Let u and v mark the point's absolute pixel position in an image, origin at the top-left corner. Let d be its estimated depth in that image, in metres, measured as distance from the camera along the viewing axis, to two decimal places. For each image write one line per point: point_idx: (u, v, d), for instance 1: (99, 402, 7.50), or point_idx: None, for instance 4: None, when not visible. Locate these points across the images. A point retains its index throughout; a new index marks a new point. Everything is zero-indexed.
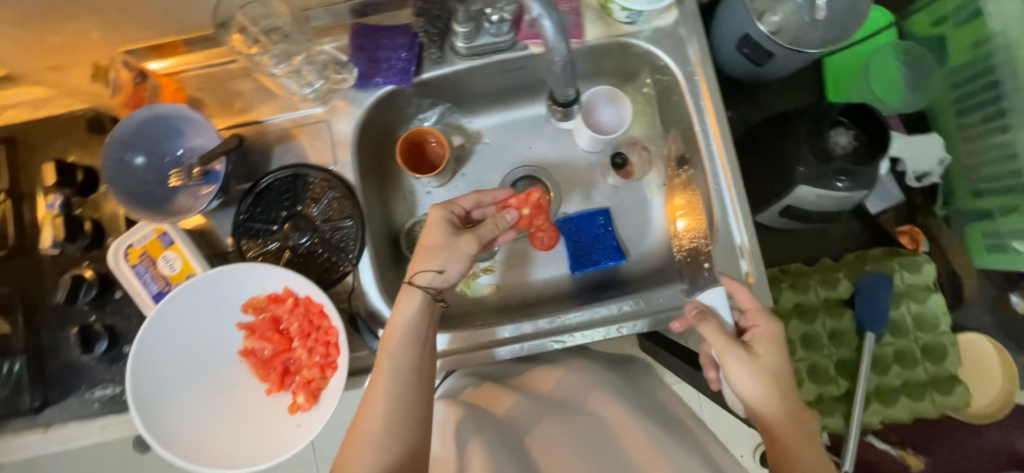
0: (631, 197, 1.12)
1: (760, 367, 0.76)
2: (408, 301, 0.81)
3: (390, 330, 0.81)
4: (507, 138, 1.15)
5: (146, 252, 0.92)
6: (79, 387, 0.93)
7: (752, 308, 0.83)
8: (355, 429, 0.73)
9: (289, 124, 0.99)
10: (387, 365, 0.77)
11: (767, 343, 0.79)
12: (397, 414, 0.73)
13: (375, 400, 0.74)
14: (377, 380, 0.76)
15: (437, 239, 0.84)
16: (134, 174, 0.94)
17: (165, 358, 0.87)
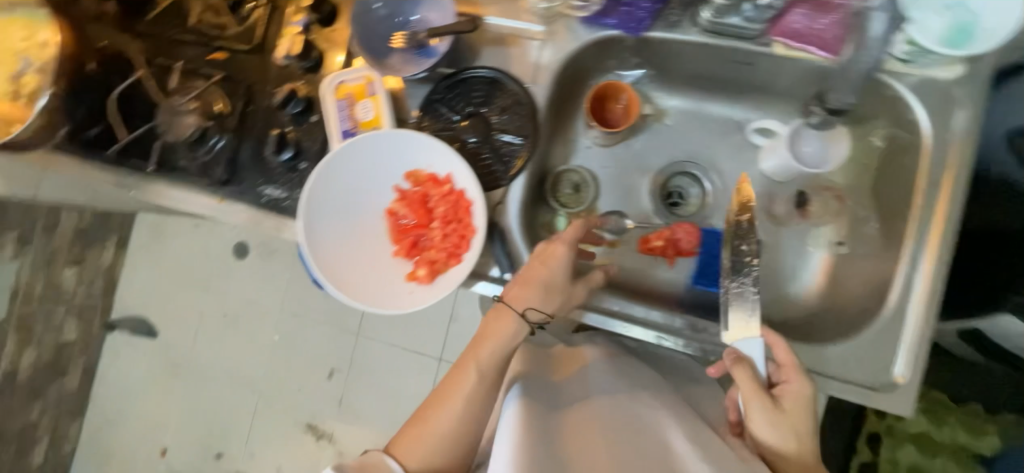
0: (793, 241, 0.76)
1: (788, 422, 0.56)
2: (504, 320, 0.63)
3: (480, 344, 0.63)
4: (650, 154, 0.83)
5: (354, 90, 0.70)
6: (185, 159, 0.76)
7: (787, 363, 0.59)
8: (415, 424, 0.62)
9: (377, 106, 0.70)
10: (472, 375, 0.62)
11: (799, 403, 0.57)
12: (466, 425, 0.61)
13: (448, 406, 0.62)
14: (451, 387, 0.62)
15: (540, 279, 0.63)
16: (271, 159, 0.75)
17: (339, 181, 0.66)
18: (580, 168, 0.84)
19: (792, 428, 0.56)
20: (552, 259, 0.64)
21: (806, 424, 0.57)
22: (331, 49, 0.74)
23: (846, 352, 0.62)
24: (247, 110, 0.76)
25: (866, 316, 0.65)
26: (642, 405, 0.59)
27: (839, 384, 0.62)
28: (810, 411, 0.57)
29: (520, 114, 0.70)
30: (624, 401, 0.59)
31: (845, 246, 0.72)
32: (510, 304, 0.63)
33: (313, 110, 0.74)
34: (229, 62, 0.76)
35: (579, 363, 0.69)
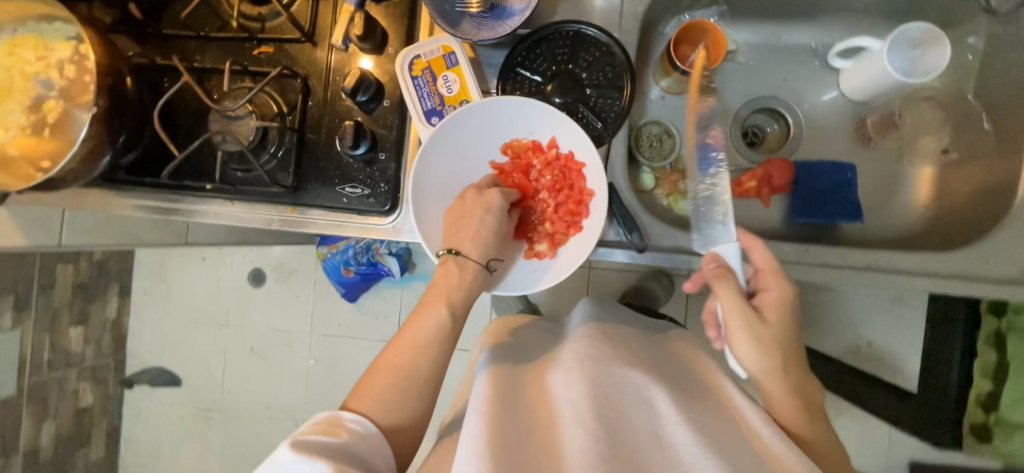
0: (887, 160, 0.78)
1: (769, 343, 0.57)
2: (461, 268, 0.59)
3: (433, 285, 0.58)
4: (725, 100, 0.81)
5: (430, 66, 0.65)
6: (233, 174, 0.69)
7: (771, 275, 0.60)
8: (378, 367, 0.55)
9: (457, 81, 0.66)
10: (431, 319, 0.56)
11: (781, 314, 0.58)
12: (432, 378, 0.56)
13: (412, 350, 0.55)
14: (413, 329, 0.56)
15: (493, 228, 0.61)
16: (334, 158, 0.69)
17: (441, 166, 0.64)
18: (659, 121, 0.80)
19: (774, 347, 0.57)
20: (489, 209, 0.61)
21: (786, 342, 0.57)
22: (393, 26, 0.69)
23: (993, 250, 0.64)
24: (307, 105, 0.70)
25: (993, 222, 0.66)
26: (614, 366, 0.55)
27: (985, 282, 0.64)
28: (792, 321, 0.58)
29: (610, 66, 0.65)
30: (599, 357, 0.56)
31: (955, 152, 0.74)
32: (459, 255, 0.59)
33: (383, 96, 0.68)
34: (280, 55, 0.70)
35: (512, 332, 0.70)
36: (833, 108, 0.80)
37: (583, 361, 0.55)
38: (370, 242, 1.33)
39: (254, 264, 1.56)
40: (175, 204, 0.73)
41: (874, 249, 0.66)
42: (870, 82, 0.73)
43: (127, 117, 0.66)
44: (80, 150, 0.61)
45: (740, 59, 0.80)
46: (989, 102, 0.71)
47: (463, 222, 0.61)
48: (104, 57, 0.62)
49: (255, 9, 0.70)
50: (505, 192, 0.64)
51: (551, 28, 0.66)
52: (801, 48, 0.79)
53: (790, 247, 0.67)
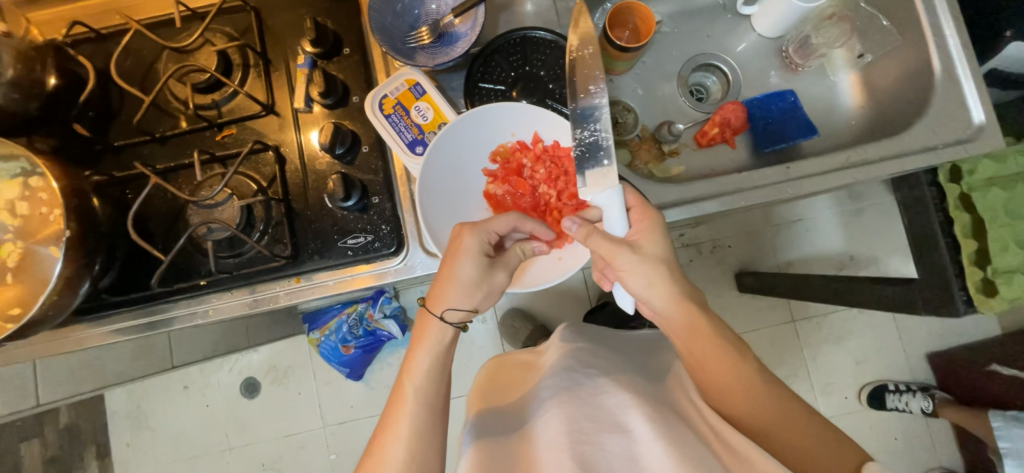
0: (810, 85, 0.89)
1: (651, 260, 0.60)
2: (433, 329, 0.61)
3: (410, 361, 0.60)
4: (662, 71, 0.89)
5: (398, 101, 0.68)
6: (228, 262, 0.68)
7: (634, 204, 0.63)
8: (368, 460, 0.56)
9: (432, 113, 0.70)
10: (412, 398, 0.58)
11: (654, 239, 0.61)
12: (418, 462, 0.55)
13: (395, 436, 0.56)
14: (396, 412, 0.58)
15: (465, 276, 0.60)
16: (329, 217, 0.68)
17: (440, 185, 0.68)
18: (616, 100, 0.85)
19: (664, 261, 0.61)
20: (465, 252, 0.60)
21: (662, 259, 0.61)
22: (351, 77, 0.70)
23: (932, 121, 0.73)
24: (286, 174, 0.69)
25: (919, 111, 0.75)
26: (596, 395, 0.60)
27: (938, 149, 0.72)
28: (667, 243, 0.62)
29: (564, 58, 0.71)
30: (573, 399, 0.60)
31: (870, 54, 0.85)
32: (433, 310, 0.61)
33: (360, 143, 0.69)
34: (243, 134, 0.70)
35: (495, 397, 0.76)
36: (755, 51, 0.90)
37: (563, 400, 0.60)
38: (362, 311, 1.30)
39: (244, 374, 1.43)
40: (158, 318, 0.69)
41: (844, 150, 0.73)
42: (780, 16, 0.82)
43: (101, 237, 0.62)
44: (58, 281, 0.57)
45: (665, 29, 0.89)
46: (880, 5, 0.81)
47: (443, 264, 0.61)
48: (65, 181, 0.59)
49: (207, 97, 0.69)
50: (482, 235, 0.61)
51: (501, 39, 0.71)
52: (711, 7, 0.89)
53: (774, 170, 0.73)
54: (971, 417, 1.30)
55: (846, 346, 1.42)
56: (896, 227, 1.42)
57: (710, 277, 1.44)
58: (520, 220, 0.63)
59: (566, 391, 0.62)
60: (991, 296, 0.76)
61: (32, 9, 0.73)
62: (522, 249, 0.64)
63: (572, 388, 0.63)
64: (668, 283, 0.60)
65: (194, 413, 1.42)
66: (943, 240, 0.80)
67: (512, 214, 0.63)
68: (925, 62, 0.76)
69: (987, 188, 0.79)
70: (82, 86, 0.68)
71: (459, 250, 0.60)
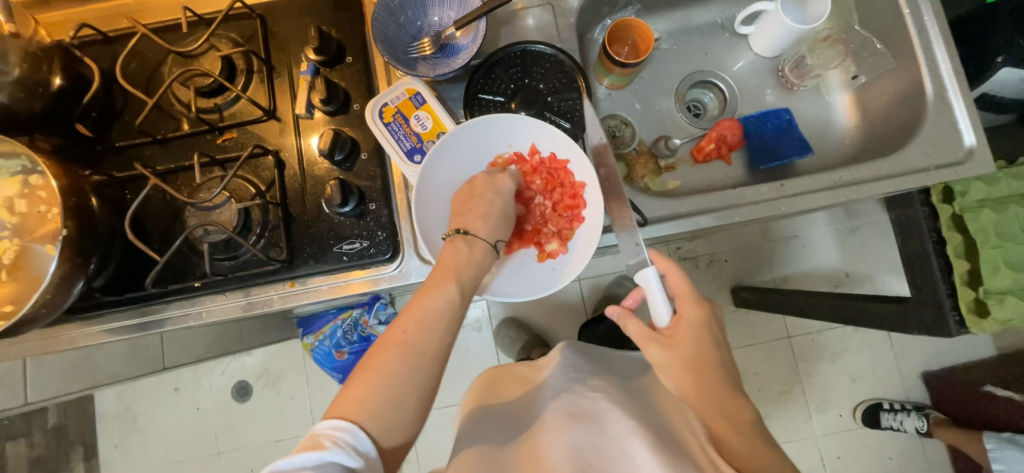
0: (805, 104, 0.91)
1: (683, 365, 0.58)
2: (473, 247, 0.61)
3: (450, 263, 0.58)
4: (660, 86, 0.91)
5: (399, 111, 0.69)
6: (223, 264, 0.68)
7: (689, 297, 0.61)
8: (391, 339, 0.52)
9: (431, 123, 0.70)
10: (450, 294, 0.55)
11: (694, 333, 0.59)
12: (441, 356, 0.53)
13: (424, 323, 0.53)
14: (429, 302, 0.54)
15: (498, 209, 0.65)
16: (327, 223, 0.68)
17: (438, 194, 0.69)
18: (614, 114, 0.88)
19: (701, 366, 0.58)
20: (502, 194, 0.66)
21: (703, 362, 0.58)
22: (353, 85, 0.71)
23: (923, 143, 0.74)
24: (285, 178, 0.69)
25: (911, 133, 0.77)
26: (595, 421, 0.60)
27: (930, 170, 0.73)
28: (709, 338, 0.59)
29: (563, 72, 0.73)
30: (573, 422, 0.61)
31: (863, 76, 0.86)
32: (480, 236, 0.62)
33: (359, 150, 0.70)
34: (244, 138, 0.70)
35: (488, 401, 0.76)
36: (752, 69, 0.92)
37: (565, 424, 0.61)
38: (357, 317, 1.28)
39: (236, 378, 1.42)
40: (152, 318, 0.69)
41: (836, 169, 0.74)
42: (774, 38, 0.85)
43: (97, 236, 0.63)
44: (53, 279, 0.57)
45: (663, 46, 0.90)
46: (874, 29, 0.83)
47: (473, 204, 0.65)
48: (64, 179, 0.59)
49: (209, 101, 0.70)
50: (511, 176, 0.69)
51: (502, 52, 0.72)
52: (709, 25, 0.91)
53: (768, 187, 0.73)
54: (965, 439, 1.29)
55: (841, 364, 1.42)
56: (890, 245, 1.42)
57: (706, 291, 1.44)
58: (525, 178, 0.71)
59: (568, 412, 0.63)
60: (983, 317, 0.77)
61: (40, 11, 0.75)
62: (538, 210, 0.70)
63: (575, 412, 0.63)
64: (711, 378, 0.57)
65: (183, 416, 1.40)
66: (936, 260, 0.80)
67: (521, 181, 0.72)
68: (917, 85, 0.77)
69: (978, 210, 0.79)
70: (86, 86, 0.69)
71: (482, 190, 0.66)
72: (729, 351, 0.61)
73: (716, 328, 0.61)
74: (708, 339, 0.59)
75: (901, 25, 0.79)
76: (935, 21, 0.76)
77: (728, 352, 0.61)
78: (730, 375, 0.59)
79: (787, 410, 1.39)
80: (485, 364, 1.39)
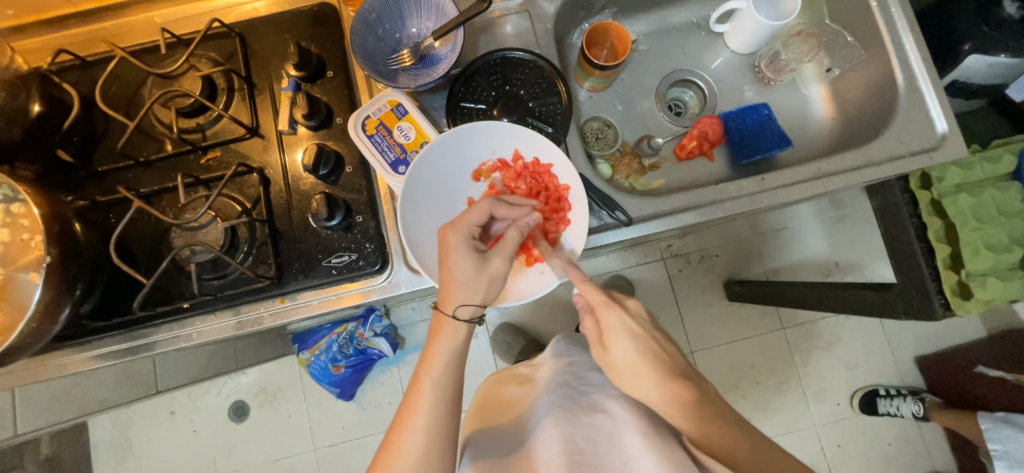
0: (782, 99, 0.92)
1: (619, 366, 0.58)
2: (444, 324, 0.60)
3: (428, 355, 0.60)
4: (641, 87, 0.92)
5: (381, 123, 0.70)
6: (211, 283, 0.68)
7: (600, 301, 0.60)
8: (387, 450, 0.57)
9: (415, 133, 0.71)
10: (433, 389, 0.58)
11: (617, 334, 0.59)
12: (437, 449, 0.56)
13: (413, 428, 0.56)
14: (417, 402, 0.58)
15: (461, 273, 0.60)
16: (315, 238, 0.68)
17: (425, 204, 0.70)
18: (596, 117, 0.89)
19: (632, 365, 0.57)
20: (454, 251, 0.61)
21: (635, 358, 0.57)
22: (335, 99, 0.72)
23: (898, 132, 0.76)
24: (270, 195, 0.69)
25: (886, 123, 0.79)
26: (588, 417, 0.61)
27: (907, 157, 0.74)
28: (632, 335, 0.58)
29: (542, 77, 0.74)
30: (567, 421, 0.61)
31: (837, 69, 0.88)
32: (444, 309, 0.60)
33: (344, 163, 0.70)
34: (228, 156, 0.70)
35: (492, 408, 0.77)
36: (730, 66, 0.93)
37: (560, 419, 0.61)
38: (352, 330, 1.30)
39: (232, 398, 1.41)
40: (144, 341, 0.68)
41: (815, 161, 0.75)
42: (748, 36, 0.87)
43: (82, 262, 0.62)
44: (37, 307, 0.56)
45: (641, 47, 0.92)
46: (845, 22, 0.85)
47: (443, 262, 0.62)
48: (46, 207, 0.59)
49: (191, 121, 0.70)
50: (464, 230, 0.63)
51: (482, 60, 0.73)
52: (686, 25, 0.93)
53: (749, 181, 0.74)
54: (960, 420, 1.30)
55: (836, 353, 1.43)
56: (877, 233, 1.45)
57: (699, 286, 1.45)
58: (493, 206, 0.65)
59: (562, 408, 0.63)
60: (967, 299, 0.77)
61: (16, 38, 0.74)
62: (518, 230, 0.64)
63: (571, 406, 0.63)
64: (646, 371, 0.56)
65: (181, 439, 1.39)
66: (919, 246, 0.82)
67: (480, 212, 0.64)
68: (888, 76, 0.79)
69: (956, 194, 0.80)
70: (66, 112, 0.69)
71: (445, 251, 0.62)
72: (661, 340, 0.60)
73: (638, 323, 0.60)
74: (632, 336, 0.58)
75: (870, 18, 0.80)
76: (902, 12, 0.78)
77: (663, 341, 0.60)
78: (668, 363, 0.58)
79: (787, 401, 1.40)
80: (484, 371, 1.39)
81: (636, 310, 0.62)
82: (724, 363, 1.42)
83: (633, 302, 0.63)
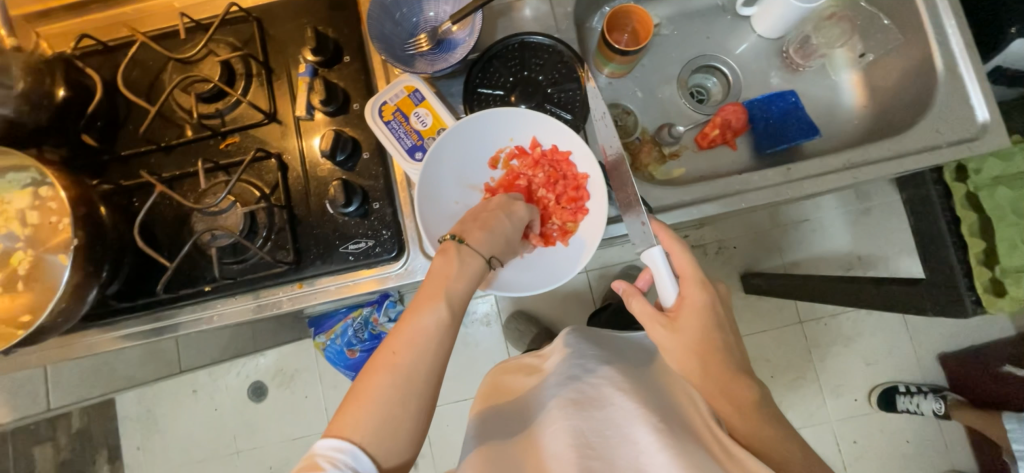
0: (811, 86, 0.89)
1: (688, 347, 0.60)
2: (469, 259, 0.59)
3: (433, 279, 0.57)
4: (662, 72, 0.89)
5: (399, 110, 0.69)
6: (229, 267, 0.68)
7: (694, 280, 0.62)
8: (375, 368, 0.51)
9: (432, 121, 0.70)
10: (436, 314, 0.54)
11: (697, 315, 0.61)
12: (428, 378, 0.51)
13: (413, 346, 0.52)
14: (414, 325, 0.53)
15: (506, 235, 0.63)
16: (333, 224, 0.69)
17: (441, 191, 0.69)
18: (616, 103, 0.87)
19: (699, 348, 0.60)
20: (513, 215, 0.66)
21: (705, 346, 0.60)
22: (352, 85, 0.71)
23: (934, 120, 0.72)
24: (288, 180, 0.70)
25: (921, 112, 0.75)
26: (603, 406, 0.60)
27: (942, 147, 0.71)
28: (709, 320, 0.61)
29: (562, 63, 0.72)
30: (581, 410, 0.60)
31: (871, 54, 0.84)
32: (478, 249, 0.60)
33: (361, 150, 0.70)
34: (246, 142, 0.71)
35: (498, 397, 0.77)
36: (756, 51, 0.90)
37: (569, 411, 0.60)
38: (367, 315, 1.28)
39: (251, 378, 1.45)
40: (165, 322, 0.70)
41: (845, 151, 0.72)
42: (776, 20, 0.83)
43: (108, 244, 0.64)
44: (67, 288, 0.58)
45: (664, 32, 0.89)
46: (881, 5, 0.81)
47: (483, 217, 0.64)
48: (73, 190, 0.60)
49: (210, 107, 0.70)
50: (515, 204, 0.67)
51: (500, 45, 0.72)
52: (711, 8, 0.90)
53: (774, 171, 0.72)
54: (984, 420, 1.27)
55: (855, 348, 1.40)
56: (904, 226, 1.40)
57: (716, 278, 1.43)
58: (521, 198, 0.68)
59: (570, 401, 0.62)
60: (1000, 296, 0.74)
61: (42, 23, 0.75)
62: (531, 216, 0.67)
63: (578, 398, 0.62)
64: (711, 359, 0.59)
65: (203, 417, 1.43)
66: (951, 240, 0.78)
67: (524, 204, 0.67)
68: (926, 62, 0.75)
69: (993, 187, 0.76)
70: (89, 97, 0.69)
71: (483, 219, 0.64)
72: (735, 332, 0.63)
73: (721, 310, 0.62)
74: (710, 324, 0.61)
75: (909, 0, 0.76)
76: None
77: (734, 335, 0.63)
78: (735, 358, 0.61)
79: (802, 395, 1.38)
80: (496, 359, 1.40)
81: (722, 296, 0.65)
82: None
83: (718, 289, 0.65)
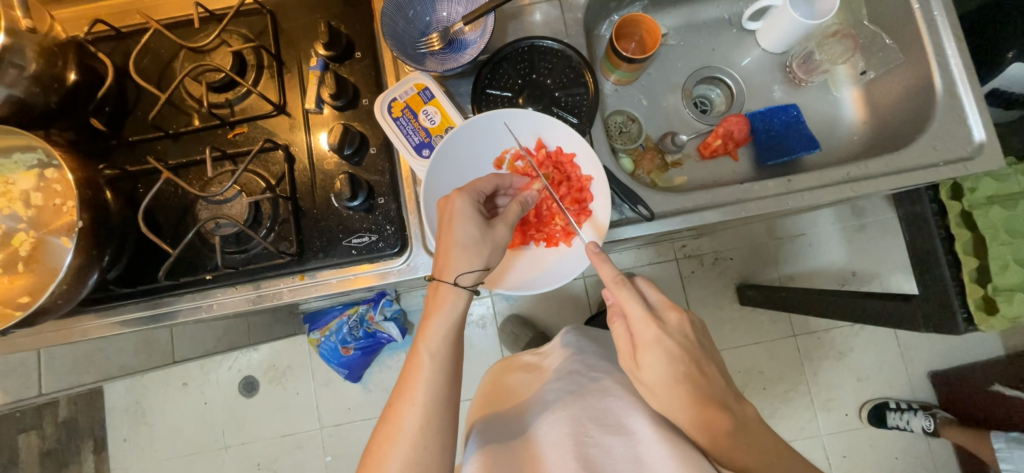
0: (812, 101, 0.90)
1: (650, 385, 0.58)
2: (445, 295, 0.60)
3: (425, 327, 0.60)
4: (668, 81, 0.91)
5: (409, 106, 0.70)
6: (232, 256, 0.69)
7: (637, 315, 0.59)
8: (385, 425, 0.58)
9: (441, 118, 0.71)
10: (429, 365, 0.58)
11: (650, 353, 0.58)
12: (435, 424, 0.57)
13: (412, 398, 0.57)
14: (412, 379, 0.58)
15: (468, 237, 0.61)
16: (339, 217, 0.69)
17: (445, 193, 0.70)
18: (620, 110, 0.89)
19: (665, 385, 0.57)
20: (459, 215, 0.61)
21: (667, 381, 0.56)
22: (361, 80, 0.72)
23: (933, 138, 0.74)
24: (294, 172, 0.70)
25: (919, 131, 0.77)
26: (600, 402, 0.61)
27: (939, 166, 0.73)
28: (666, 356, 0.57)
29: (570, 67, 0.73)
30: (579, 402, 0.62)
31: (872, 72, 0.86)
32: (442, 279, 0.60)
33: (368, 145, 0.71)
34: (254, 132, 0.71)
35: (496, 396, 0.77)
36: (760, 65, 0.91)
37: (570, 403, 0.62)
38: (363, 313, 1.31)
39: (243, 373, 1.43)
40: (164, 310, 0.70)
41: (845, 165, 0.73)
42: (780, 35, 0.85)
43: (112, 229, 0.64)
44: (69, 270, 0.58)
45: (670, 42, 0.91)
46: (884, 24, 0.83)
47: (447, 220, 0.62)
48: (80, 173, 0.60)
49: (220, 96, 0.71)
50: (469, 194, 0.63)
51: (510, 47, 0.73)
52: (717, 21, 0.91)
53: (775, 183, 0.73)
54: (973, 439, 1.28)
55: (847, 363, 1.41)
56: (898, 243, 1.42)
57: (712, 288, 1.44)
58: (498, 180, 0.67)
59: (570, 395, 0.64)
60: (992, 314, 0.75)
61: (55, 7, 0.76)
62: (521, 204, 0.65)
63: (578, 390, 0.64)
64: (685, 394, 0.56)
65: (192, 410, 1.42)
66: (944, 257, 0.80)
67: (466, 195, 0.63)
68: (926, 81, 0.77)
69: (988, 206, 0.77)
70: (100, 82, 0.70)
71: (451, 216, 0.62)
72: (699, 361, 0.59)
73: (677, 343, 0.58)
74: (669, 357, 0.57)
75: (911, 20, 0.78)
76: (945, 16, 0.76)
77: (701, 365, 0.59)
78: (706, 387, 0.58)
79: (793, 409, 1.39)
80: (490, 361, 1.40)
81: (675, 327, 0.60)
82: (733, 367, 1.41)
83: (676, 315, 0.60)
